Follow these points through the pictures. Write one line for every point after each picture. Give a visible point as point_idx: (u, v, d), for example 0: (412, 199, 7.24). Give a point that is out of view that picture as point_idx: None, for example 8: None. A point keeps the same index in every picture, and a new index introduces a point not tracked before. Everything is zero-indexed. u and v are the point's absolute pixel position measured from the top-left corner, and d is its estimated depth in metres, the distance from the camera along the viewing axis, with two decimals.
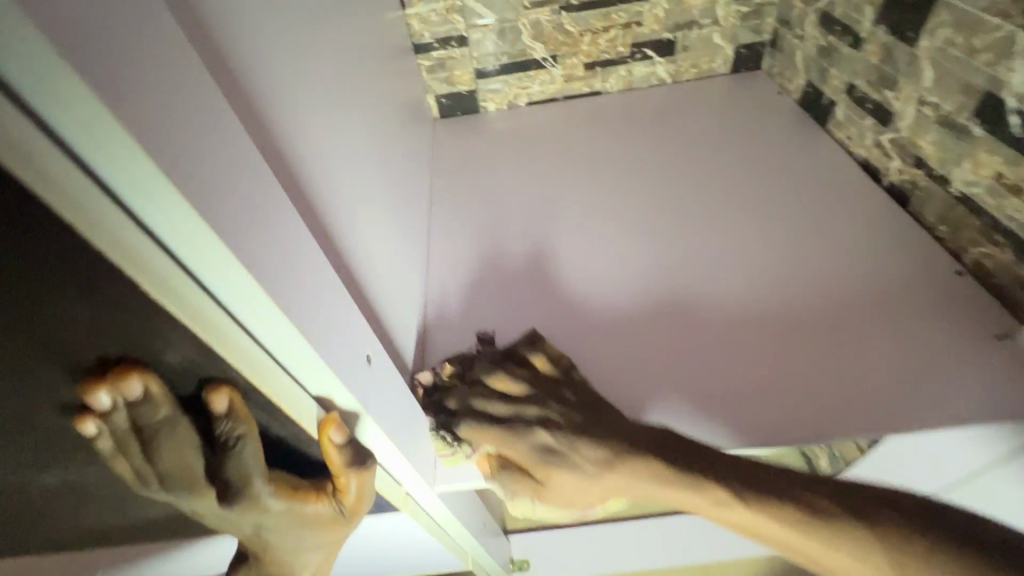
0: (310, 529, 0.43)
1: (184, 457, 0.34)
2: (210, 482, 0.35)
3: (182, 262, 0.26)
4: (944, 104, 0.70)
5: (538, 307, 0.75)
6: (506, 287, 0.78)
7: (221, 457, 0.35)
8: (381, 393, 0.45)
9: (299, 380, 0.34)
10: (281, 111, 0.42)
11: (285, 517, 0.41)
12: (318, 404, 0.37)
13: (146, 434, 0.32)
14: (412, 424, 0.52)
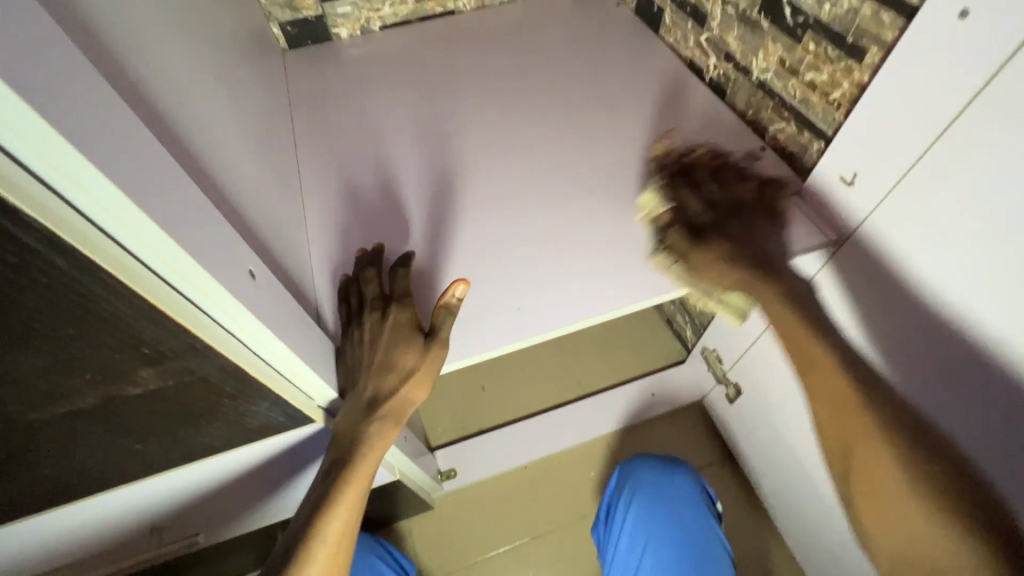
0: (421, 391, 0.63)
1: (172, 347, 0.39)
2: (186, 352, 0.40)
3: (109, 224, 0.30)
4: (742, 3, 0.81)
5: (421, 223, 0.78)
6: (388, 209, 0.80)
7: (182, 346, 0.40)
8: (266, 306, 0.46)
9: (167, 277, 0.35)
10: (101, 32, 0.39)
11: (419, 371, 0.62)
12: (198, 306, 0.38)
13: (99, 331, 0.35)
14: (308, 339, 0.55)
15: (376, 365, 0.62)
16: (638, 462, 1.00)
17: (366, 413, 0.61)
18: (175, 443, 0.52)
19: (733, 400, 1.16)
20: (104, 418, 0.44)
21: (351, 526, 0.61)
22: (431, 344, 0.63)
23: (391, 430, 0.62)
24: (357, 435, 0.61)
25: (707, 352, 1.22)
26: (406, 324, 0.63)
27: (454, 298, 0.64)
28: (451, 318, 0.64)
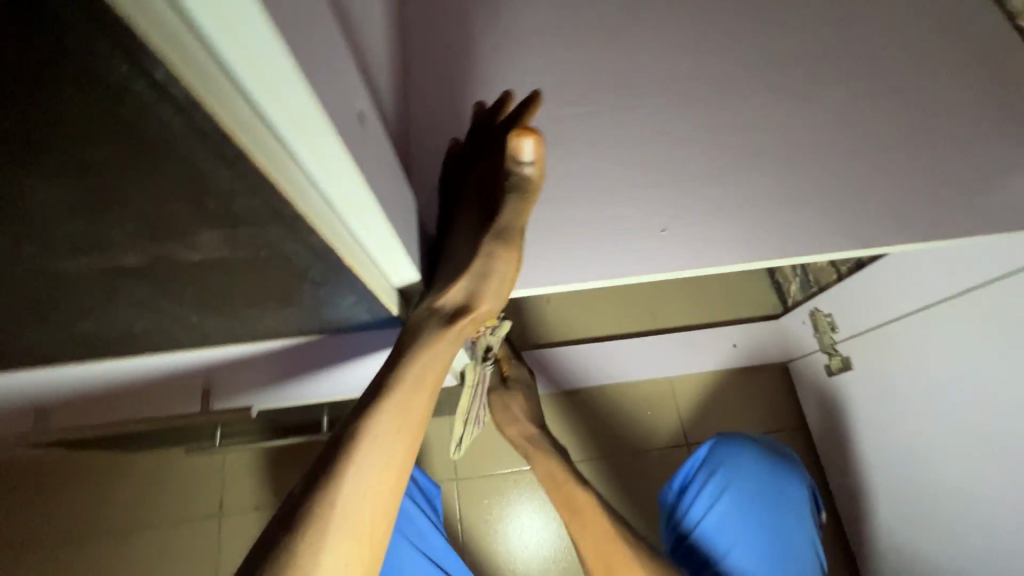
0: (483, 293, 0.44)
1: (258, 210, 0.27)
2: (277, 222, 0.28)
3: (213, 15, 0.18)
4: None
5: None
6: None
7: (273, 218, 0.28)
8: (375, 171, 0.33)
9: (254, 97, 0.21)
10: None
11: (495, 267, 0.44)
12: (286, 148, 0.25)
13: (158, 160, 0.22)
14: (406, 222, 0.42)
15: (445, 264, 0.47)
16: (731, 448, 0.86)
17: (417, 322, 0.46)
18: (239, 322, 0.42)
19: (833, 372, 1.04)
20: (157, 282, 0.33)
21: (403, 458, 0.45)
22: (489, 234, 0.43)
23: (443, 339, 0.45)
24: (402, 346, 0.46)
25: (818, 315, 1.06)
26: (477, 209, 0.47)
27: (515, 173, 0.38)
28: (518, 205, 0.41)
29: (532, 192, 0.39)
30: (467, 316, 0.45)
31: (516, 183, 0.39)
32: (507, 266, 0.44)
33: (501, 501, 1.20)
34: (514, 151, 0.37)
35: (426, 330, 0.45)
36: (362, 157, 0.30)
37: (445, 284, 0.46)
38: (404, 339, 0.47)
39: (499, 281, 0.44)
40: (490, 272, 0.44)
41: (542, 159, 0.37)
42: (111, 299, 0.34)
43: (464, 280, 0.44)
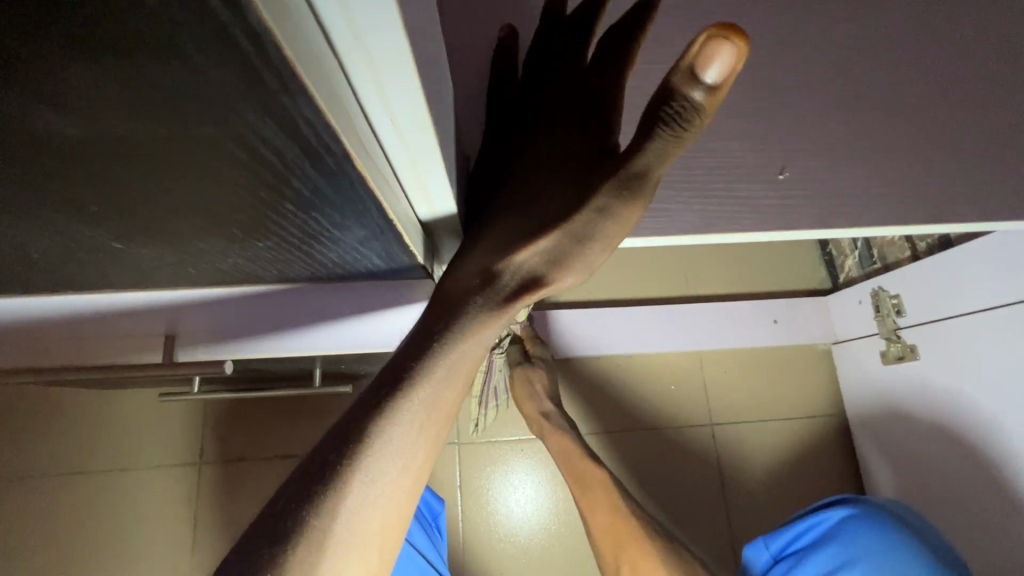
0: (570, 264, 0.32)
1: (176, 29, 0.13)
2: (224, 65, 0.15)
3: None
4: None
5: None
6: None
7: (212, 52, 0.14)
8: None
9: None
10: None
11: (606, 232, 0.31)
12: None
13: None
14: (449, 121, 0.28)
15: (521, 206, 0.34)
16: (868, 535, 0.74)
17: (465, 286, 0.34)
18: (189, 256, 0.28)
19: (891, 361, 0.93)
20: (24, 177, 0.19)
21: (425, 462, 0.34)
22: (610, 182, 0.30)
23: (499, 317, 0.33)
24: (443, 313, 0.33)
25: (882, 296, 0.94)
26: (575, 144, 0.33)
27: (682, 94, 0.25)
28: (665, 148, 0.27)
29: (693, 130, 0.26)
30: (541, 291, 0.32)
31: (677, 111, 0.26)
32: (616, 234, 0.31)
33: (502, 467, 1.11)
34: (698, 61, 0.24)
35: (478, 300, 0.33)
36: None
37: (514, 240, 0.33)
38: (443, 306, 0.34)
39: (598, 253, 0.32)
40: (591, 239, 0.31)
41: (731, 83, 0.24)
42: None
43: (547, 240, 0.31)
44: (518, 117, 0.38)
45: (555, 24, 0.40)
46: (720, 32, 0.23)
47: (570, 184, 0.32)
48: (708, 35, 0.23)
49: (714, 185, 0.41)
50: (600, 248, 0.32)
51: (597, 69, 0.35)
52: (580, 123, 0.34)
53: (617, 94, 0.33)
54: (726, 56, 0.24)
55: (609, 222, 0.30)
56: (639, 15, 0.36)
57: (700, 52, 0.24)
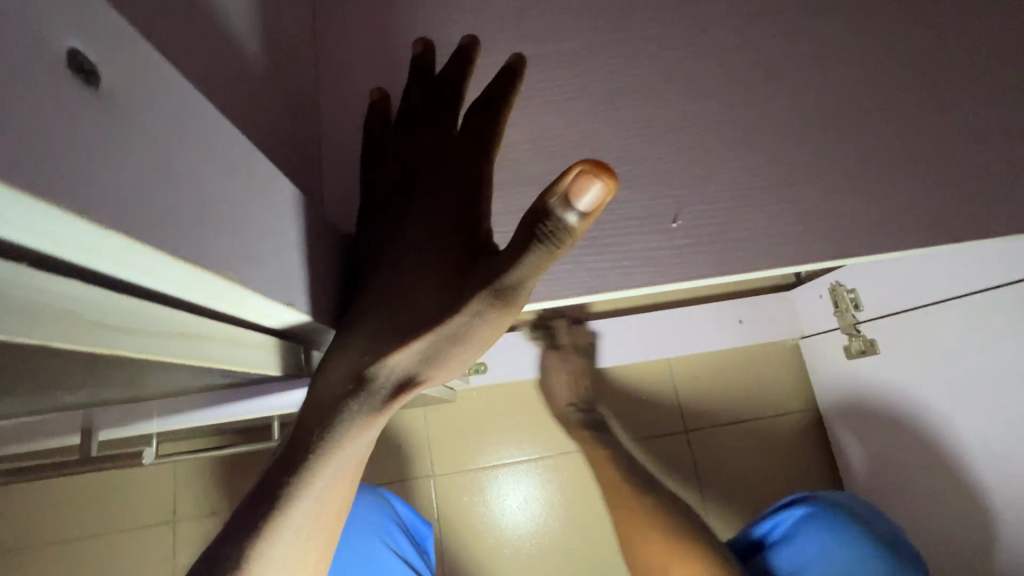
0: (444, 362, 0.31)
1: None
2: None
3: None
4: None
5: (517, 31, 0.44)
6: None
7: None
8: (135, 161, 0.17)
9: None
10: None
11: (480, 334, 0.31)
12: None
13: None
14: (261, 230, 0.26)
15: (391, 298, 0.32)
16: (827, 532, 0.73)
17: (342, 387, 0.32)
18: (22, 396, 0.27)
19: (854, 355, 0.92)
20: None
21: (313, 563, 0.33)
22: (483, 290, 0.29)
23: (377, 416, 0.32)
24: (318, 421, 0.31)
25: (840, 291, 0.93)
26: (442, 235, 0.32)
27: (556, 215, 0.27)
28: (539, 261, 0.29)
29: (565, 248, 0.28)
30: (416, 393, 0.32)
31: (550, 230, 0.28)
32: (491, 334, 0.31)
33: (481, 495, 1.10)
34: (571, 191, 0.26)
35: (353, 402, 0.31)
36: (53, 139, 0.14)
37: (386, 339, 0.31)
38: (317, 409, 0.32)
39: (473, 351, 0.32)
40: (462, 340, 0.30)
41: (598, 213, 0.27)
42: None
43: (419, 343, 0.30)
44: (383, 187, 0.36)
45: (418, 83, 0.38)
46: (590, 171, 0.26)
47: (443, 280, 0.31)
48: (584, 175, 0.26)
49: (605, 241, 0.39)
50: (476, 346, 0.32)
51: (459, 148, 0.34)
52: (449, 208, 0.33)
53: (483, 172, 0.33)
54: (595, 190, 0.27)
55: (483, 325, 0.30)
56: (500, 90, 0.35)
57: (573, 183, 0.27)
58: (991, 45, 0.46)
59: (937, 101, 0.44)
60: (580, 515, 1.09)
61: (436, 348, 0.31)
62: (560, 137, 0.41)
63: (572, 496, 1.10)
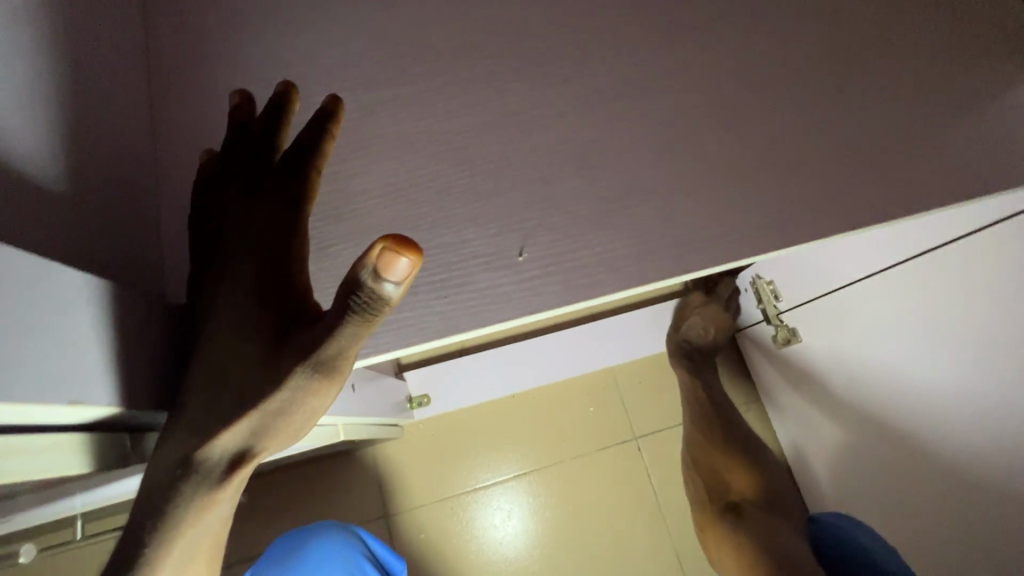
0: (278, 434, 0.31)
1: None
2: None
3: None
4: None
5: (354, 76, 0.43)
6: (297, 42, 0.44)
7: None
8: None
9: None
10: None
11: (313, 403, 0.31)
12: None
13: None
14: (25, 331, 0.24)
15: (222, 375, 0.32)
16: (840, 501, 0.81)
17: (164, 486, 0.30)
18: None
19: (782, 345, 0.94)
20: None
21: None
22: (306, 362, 0.30)
23: (210, 509, 0.30)
24: (143, 510, 0.30)
25: (759, 283, 0.95)
26: (266, 302, 0.32)
27: (368, 287, 0.27)
28: (358, 330, 0.29)
29: (381, 317, 0.29)
30: (252, 467, 0.31)
31: (364, 301, 0.28)
32: (323, 401, 0.32)
33: (457, 536, 1.06)
34: (379, 265, 0.27)
35: (179, 500, 0.29)
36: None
37: (211, 422, 0.31)
38: (143, 496, 0.30)
39: (306, 419, 0.32)
40: (292, 412, 0.31)
41: (410, 285, 0.28)
42: None
43: (246, 421, 0.30)
44: (204, 250, 0.36)
45: (240, 141, 0.37)
46: (392, 248, 0.26)
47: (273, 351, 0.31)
48: (392, 253, 0.26)
49: (454, 279, 0.40)
50: (311, 414, 0.32)
51: (274, 201, 0.34)
52: (267, 272, 0.33)
53: (300, 226, 0.34)
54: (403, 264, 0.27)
55: (313, 394, 0.30)
56: (314, 136, 0.35)
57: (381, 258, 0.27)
58: (826, 41, 0.47)
59: (776, 105, 0.45)
60: (561, 534, 1.07)
61: (270, 423, 0.31)
62: (403, 183, 0.41)
63: (545, 517, 1.08)
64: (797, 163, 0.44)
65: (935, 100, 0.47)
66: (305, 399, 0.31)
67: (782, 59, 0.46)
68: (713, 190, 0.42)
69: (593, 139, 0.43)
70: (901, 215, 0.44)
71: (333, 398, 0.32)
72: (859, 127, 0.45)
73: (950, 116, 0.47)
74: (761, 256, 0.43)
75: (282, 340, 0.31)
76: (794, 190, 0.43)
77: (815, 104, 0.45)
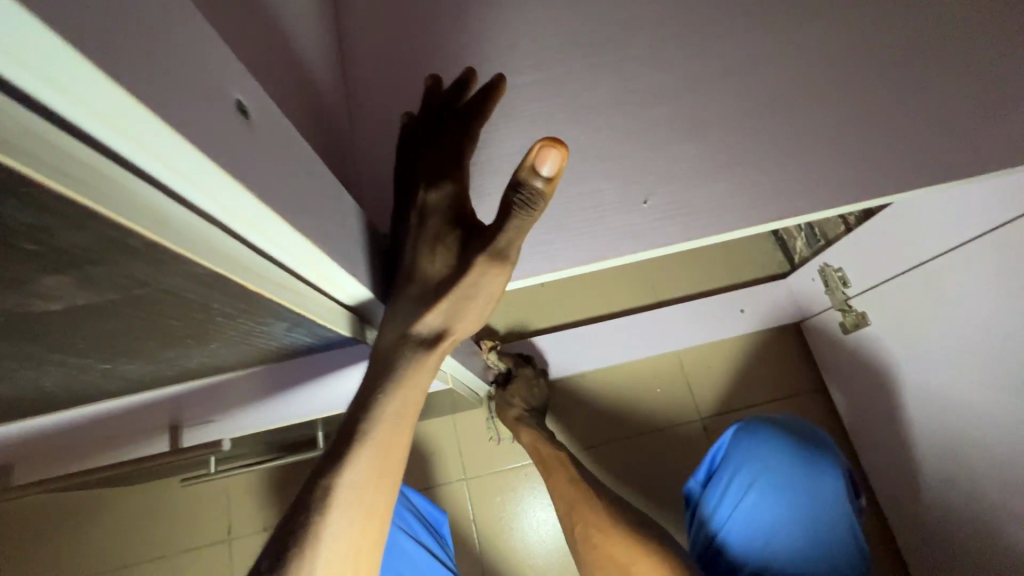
0: (464, 315, 0.40)
1: (138, 272, 0.23)
2: (178, 273, 0.24)
3: (49, 60, 0.13)
4: None
5: (503, 63, 0.54)
6: (459, 39, 0.55)
7: (154, 273, 0.23)
8: (300, 185, 0.27)
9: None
10: None
11: (488, 287, 0.40)
12: (32, 107, 0.14)
13: (30, 228, 0.18)
14: (341, 223, 0.35)
15: (416, 275, 0.41)
16: (751, 458, 0.74)
17: (389, 351, 0.40)
18: (160, 361, 0.36)
19: (850, 331, 0.97)
20: (52, 339, 0.28)
21: (381, 508, 0.39)
22: (484, 253, 0.38)
23: (419, 370, 0.40)
24: (374, 373, 0.40)
25: (828, 271, 0.99)
26: (450, 214, 0.41)
27: (526, 184, 0.34)
28: (522, 223, 0.36)
29: (539, 210, 0.36)
30: (448, 340, 0.41)
31: (526, 197, 0.35)
32: (495, 286, 0.40)
33: (528, 502, 1.13)
34: (534, 162, 0.34)
35: (401, 360, 0.39)
36: (220, 121, 0.19)
37: (416, 307, 0.40)
38: (373, 365, 0.40)
39: (483, 302, 0.41)
40: (475, 293, 0.39)
41: (560, 175, 0.34)
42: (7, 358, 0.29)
43: (444, 303, 0.39)
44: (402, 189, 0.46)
45: (429, 106, 0.48)
46: (547, 142, 0.33)
47: (456, 251, 0.40)
48: (541, 147, 0.33)
49: (590, 221, 0.49)
50: (487, 296, 0.40)
51: (449, 140, 0.44)
52: (452, 191, 0.41)
53: (466, 157, 0.44)
54: (553, 158, 0.33)
55: (488, 277, 0.39)
56: (485, 97, 0.46)
57: (535, 157, 0.34)
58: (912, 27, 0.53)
59: (866, 83, 0.52)
60: None
61: (459, 303, 0.40)
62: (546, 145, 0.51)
63: None
64: (881, 133, 0.51)
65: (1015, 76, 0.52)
66: (480, 284, 0.39)
67: (873, 44, 0.52)
68: (805, 155, 0.50)
69: (699, 111, 0.51)
70: (975, 177, 0.50)
71: (502, 284, 0.41)
72: (941, 101, 0.51)
73: None
74: (843, 210, 0.50)
75: (461, 242, 0.40)
76: (878, 156, 0.50)
77: (902, 81, 0.52)
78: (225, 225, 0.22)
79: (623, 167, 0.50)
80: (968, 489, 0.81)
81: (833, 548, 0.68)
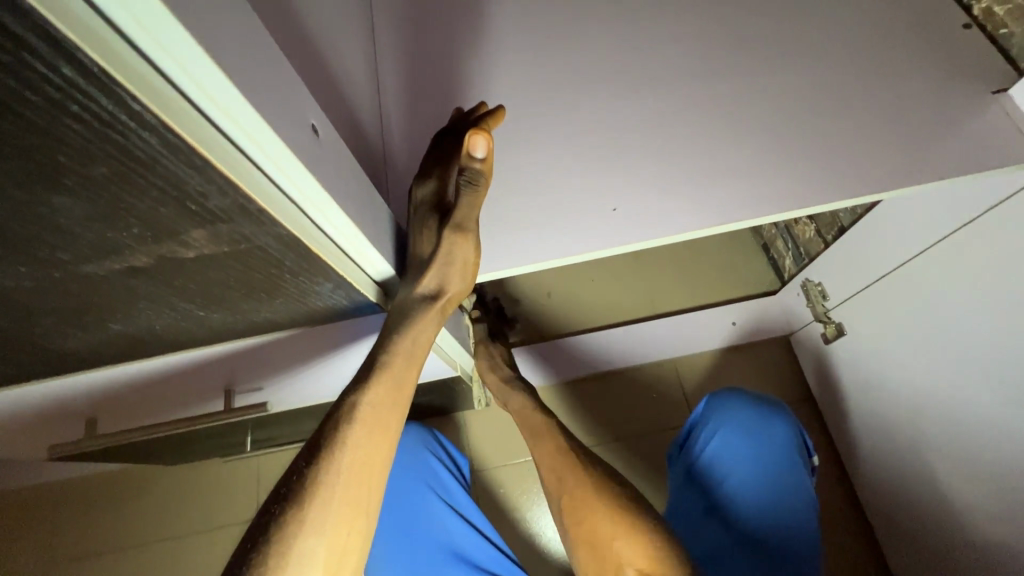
0: (452, 279, 0.52)
1: (242, 227, 0.35)
2: (267, 230, 0.36)
3: (227, 98, 0.26)
4: None
5: (504, 99, 0.67)
6: (469, 76, 0.68)
7: (252, 230, 0.36)
8: (341, 177, 0.39)
9: (157, 63, 0.23)
10: None
11: (464, 254, 0.52)
12: (213, 125, 0.27)
13: (195, 193, 0.31)
14: (375, 216, 0.47)
15: (415, 254, 0.54)
16: (726, 411, 0.80)
17: (399, 308, 0.53)
18: (237, 313, 0.48)
19: (830, 340, 1.01)
20: (175, 284, 0.41)
21: (393, 431, 0.50)
22: (450, 228, 0.51)
23: (425, 321, 0.52)
24: (391, 324, 0.52)
25: (809, 285, 1.05)
26: (434, 204, 0.54)
27: (467, 166, 0.48)
28: (471, 197, 0.49)
29: (482, 185, 0.48)
30: (443, 299, 0.53)
31: (468, 176, 0.48)
32: (467, 254, 0.52)
33: None
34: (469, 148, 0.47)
35: (410, 314, 0.52)
36: (294, 127, 0.32)
37: (417, 275, 0.53)
38: (390, 321, 0.53)
39: (463, 268, 0.53)
40: (453, 260, 0.52)
41: (489, 153, 0.47)
42: (138, 296, 0.42)
43: (433, 270, 0.52)
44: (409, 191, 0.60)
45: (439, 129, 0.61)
46: (474, 132, 0.46)
47: (436, 228, 0.53)
48: (470, 136, 0.46)
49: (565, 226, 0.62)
50: (465, 261, 0.52)
51: (440, 148, 0.57)
52: (434, 184, 0.55)
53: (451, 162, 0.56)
54: (482, 143, 0.47)
55: (456, 248, 0.51)
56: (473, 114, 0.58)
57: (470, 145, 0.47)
58: (845, 73, 0.64)
59: (800, 117, 0.63)
60: None
61: (447, 269, 0.52)
62: (534, 164, 0.64)
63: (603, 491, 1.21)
64: (808, 159, 0.61)
65: (932, 113, 0.62)
66: (453, 252, 0.51)
67: (809, 87, 0.64)
68: (740, 175, 0.62)
69: (659, 139, 0.63)
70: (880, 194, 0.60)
71: (475, 252, 0.53)
72: (863, 133, 0.62)
73: (944, 125, 0.61)
74: (766, 220, 0.61)
75: (437, 221, 0.53)
76: (802, 178, 0.61)
77: (832, 116, 0.62)
78: (297, 201, 0.35)
79: (592, 185, 0.63)
80: (924, 489, 0.86)
81: (788, 494, 0.72)
